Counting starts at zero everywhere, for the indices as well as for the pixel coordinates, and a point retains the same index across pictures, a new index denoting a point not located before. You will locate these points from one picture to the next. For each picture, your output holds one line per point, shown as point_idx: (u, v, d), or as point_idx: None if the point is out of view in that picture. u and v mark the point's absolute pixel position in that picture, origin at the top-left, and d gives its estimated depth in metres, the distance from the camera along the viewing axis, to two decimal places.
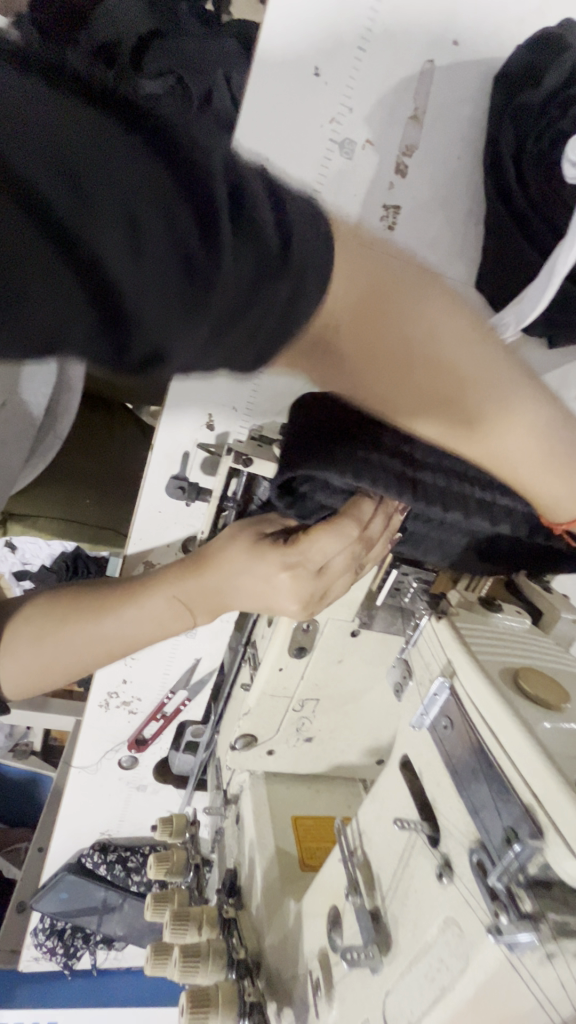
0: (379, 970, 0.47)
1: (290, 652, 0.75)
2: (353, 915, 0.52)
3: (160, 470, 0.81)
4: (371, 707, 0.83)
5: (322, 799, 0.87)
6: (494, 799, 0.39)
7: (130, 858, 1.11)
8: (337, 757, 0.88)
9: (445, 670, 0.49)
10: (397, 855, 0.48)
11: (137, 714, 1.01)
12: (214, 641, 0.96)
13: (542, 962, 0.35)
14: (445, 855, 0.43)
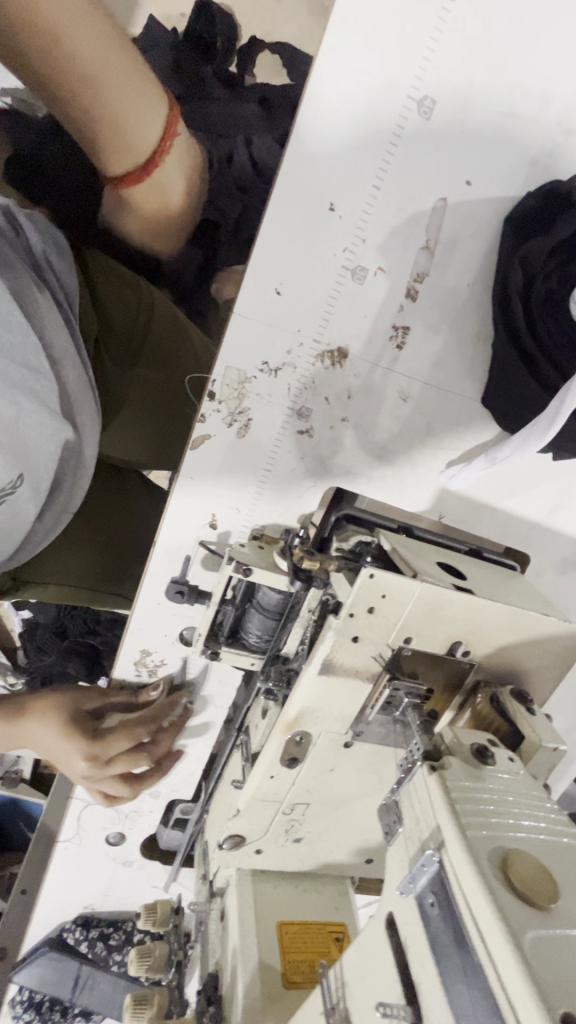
0: None
1: (282, 762, 0.74)
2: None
3: (161, 564, 0.81)
4: (361, 812, 0.82)
5: (308, 899, 0.86)
6: (480, 1012, 0.39)
7: (112, 934, 1.10)
8: (324, 857, 0.87)
9: (435, 840, 0.49)
10: None
11: (127, 794, 0.99)
12: (207, 725, 0.96)
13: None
14: None
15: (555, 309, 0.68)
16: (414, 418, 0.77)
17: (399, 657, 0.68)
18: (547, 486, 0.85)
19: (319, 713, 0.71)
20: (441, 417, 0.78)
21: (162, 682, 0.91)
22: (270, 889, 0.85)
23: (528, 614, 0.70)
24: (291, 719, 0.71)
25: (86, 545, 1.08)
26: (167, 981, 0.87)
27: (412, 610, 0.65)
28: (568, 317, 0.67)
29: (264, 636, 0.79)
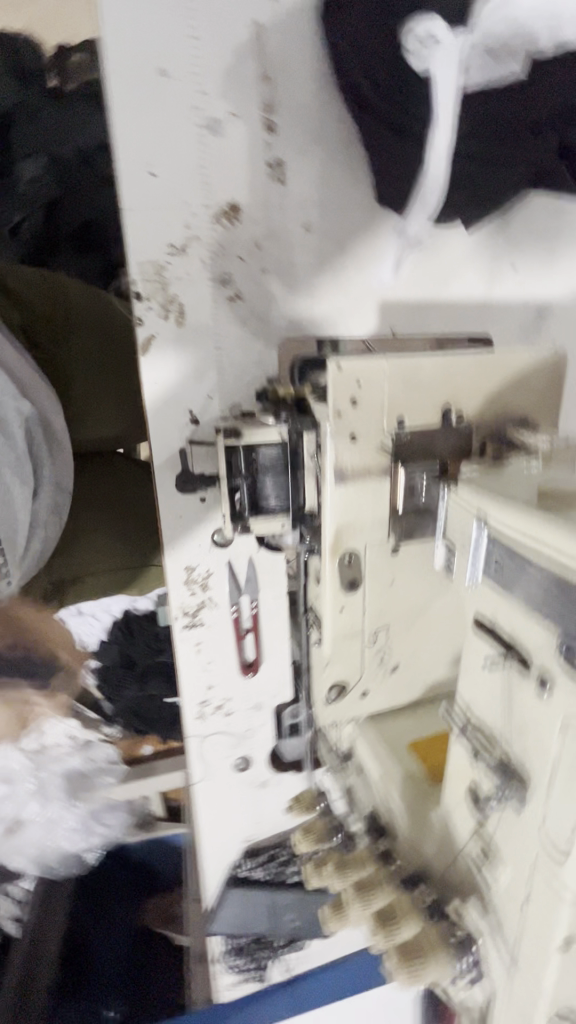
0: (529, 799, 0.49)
1: (344, 590, 0.78)
2: (486, 777, 0.54)
3: (166, 476, 0.86)
4: (439, 616, 0.85)
5: (429, 720, 0.89)
6: (562, 594, 0.42)
7: (280, 852, 1.12)
8: (428, 678, 0.90)
9: (476, 518, 0.52)
10: (505, 702, 0.51)
11: (233, 714, 1.03)
12: (276, 619, 0.99)
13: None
14: (541, 672, 0.46)
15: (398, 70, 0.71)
16: (325, 242, 0.81)
17: (399, 439, 0.72)
18: (476, 260, 0.88)
19: (356, 525, 0.75)
20: (349, 231, 0.81)
21: (217, 592, 0.94)
22: (390, 723, 0.88)
23: (499, 356, 0.73)
24: (333, 540, 0.75)
25: (108, 541, 1.18)
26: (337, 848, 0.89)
27: (390, 386, 0.69)
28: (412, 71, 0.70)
29: (281, 496, 0.83)
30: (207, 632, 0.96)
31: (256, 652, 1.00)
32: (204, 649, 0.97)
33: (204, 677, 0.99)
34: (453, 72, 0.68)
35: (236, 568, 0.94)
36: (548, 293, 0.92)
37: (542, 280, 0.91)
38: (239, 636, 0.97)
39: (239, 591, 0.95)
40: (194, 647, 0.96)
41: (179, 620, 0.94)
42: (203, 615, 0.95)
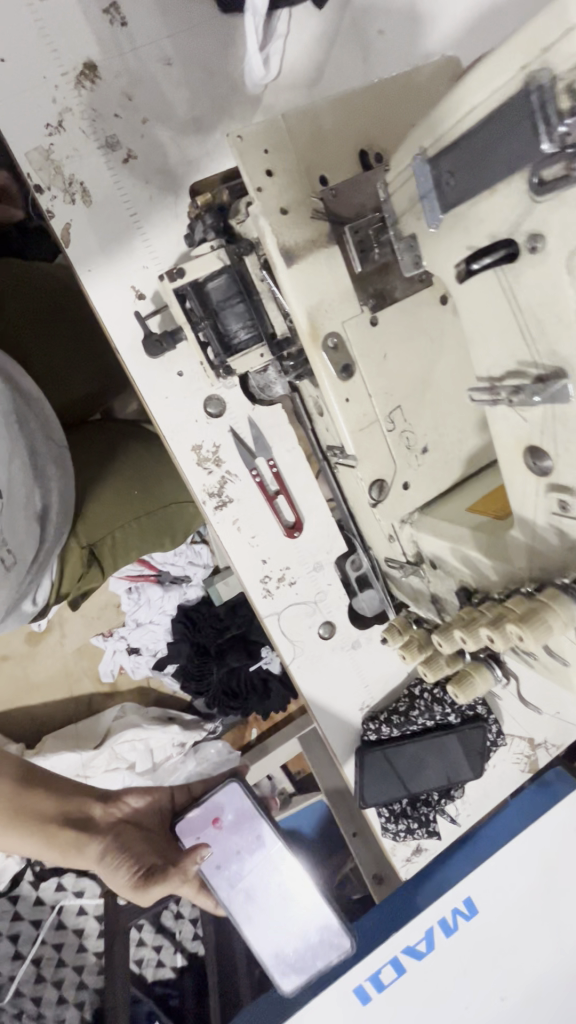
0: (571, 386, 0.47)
1: (340, 376, 0.77)
2: (532, 412, 0.52)
3: (138, 361, 0.86)
4: (446, 379, 0.83)
5: (479, 488, 0.86)
6: (510, 127, 0.40)
7: (399, 704, 1.11)
8: (462, 452, 0.87)
9: (412, 159, 0.51)
10: (514, 316, 0.49)
11: (297, 582, 1.02)
12: (299, 472, 0.98)
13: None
14: (531, 236, 0.43)
15: None
16: (189, 71, 0.80)
17: (329, 196, 0.70)
18: (343, 31, 0.85)
19: (324, 303, 0.73)
20: (208, 50, 0.81)
21: (231, 462, 0.94)
22: (441, 505, 0.86)
23: (393, 81, 0.71)
24: (309, 326, 0.74)
25: (128, 495, 1.31)
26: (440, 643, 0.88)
27: (297, 148, 0.69)
28: None
29: (249, 326, 0.82)
30: (239, 505, 0.96)
31: (293, 511, 0.99)
32: (243, 524, 0.97)
33: (255, 551, 0.99)
34: None
35: (240, 433, 0.94)
36: (430, 38, 0.88)
37: (415, 30, 0.87)
38: (271, 499, 0.97)
39: (252, 455, 0.95)
40: (233, 524, 0.96)
41: (208, 500, 0.94)
42: (228, 490, 0.95)
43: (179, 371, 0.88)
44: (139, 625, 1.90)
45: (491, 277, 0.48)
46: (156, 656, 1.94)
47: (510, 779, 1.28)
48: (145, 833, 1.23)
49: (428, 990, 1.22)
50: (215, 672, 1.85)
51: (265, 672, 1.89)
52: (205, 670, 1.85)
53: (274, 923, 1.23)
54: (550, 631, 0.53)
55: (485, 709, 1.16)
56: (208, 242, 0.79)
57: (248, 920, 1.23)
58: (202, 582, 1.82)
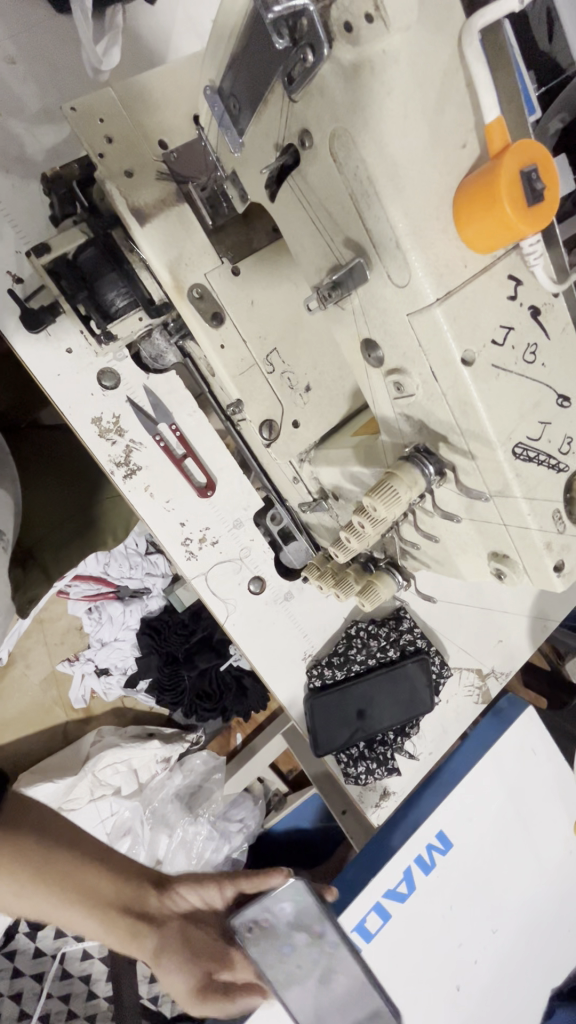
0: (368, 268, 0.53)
1: (212, 324, 0.82)
2: (351, 304, 0.58)
3: (25, 342, 0.90)
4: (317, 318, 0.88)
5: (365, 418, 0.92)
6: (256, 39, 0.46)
7: (340, 648, 1.14)
8: (345, 387, 0.92)
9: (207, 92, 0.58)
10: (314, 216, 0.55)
11: (220, 541, 1.06)
12: (203, 433, 1.02)
13: (344, 40, 0.43)
14: (301, 134, 0.49)
15: None
16: (35, 69, 0.87)
17: (170, 157, 0.77)
18: (177, 24, 0.93)
19: (183, 256, 0.79)
20: (50, 48, 0.87)
21: (134, 431, 0.97)
22: (332, 438, 0.91)
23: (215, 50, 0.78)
24: (172, 279, 0.79)
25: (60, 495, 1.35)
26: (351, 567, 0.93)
27: (134, 117, 0.75)
28: None
29: (125, 291, 0.86)
30: (148, 471, 0.99)
31: (204, 473, 1.03)
32: (156, 489, 1.00)
33: (172, 515, 1.02)
34: None
35: (138, 401, 0.98)
36: None
37: None
38: (179, 462, 1.00)
39: (154, 423, 0.99)
40: (146, 490, 0.99)
41: (117, 470, 0.97)
42: (135, 458, 0.98)
43: (68, 348, 0.92)
44: (105, 644, 1.89)
45: (288, 185, 0.55)
46: (127, 674, 1.92)
47: (466, 712, 1.32)
48: (208, 936, 1.19)
49: (417, 932, 1.23)
50: (187, 676, 1.84)
51: (236, 668, 1.89)
52: (177, 679, 1.84)
53: None
54: (399, 498, 0.58)
55: (425, 642, 1.20)
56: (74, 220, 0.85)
57: None
58: (162, 591, 1.84)
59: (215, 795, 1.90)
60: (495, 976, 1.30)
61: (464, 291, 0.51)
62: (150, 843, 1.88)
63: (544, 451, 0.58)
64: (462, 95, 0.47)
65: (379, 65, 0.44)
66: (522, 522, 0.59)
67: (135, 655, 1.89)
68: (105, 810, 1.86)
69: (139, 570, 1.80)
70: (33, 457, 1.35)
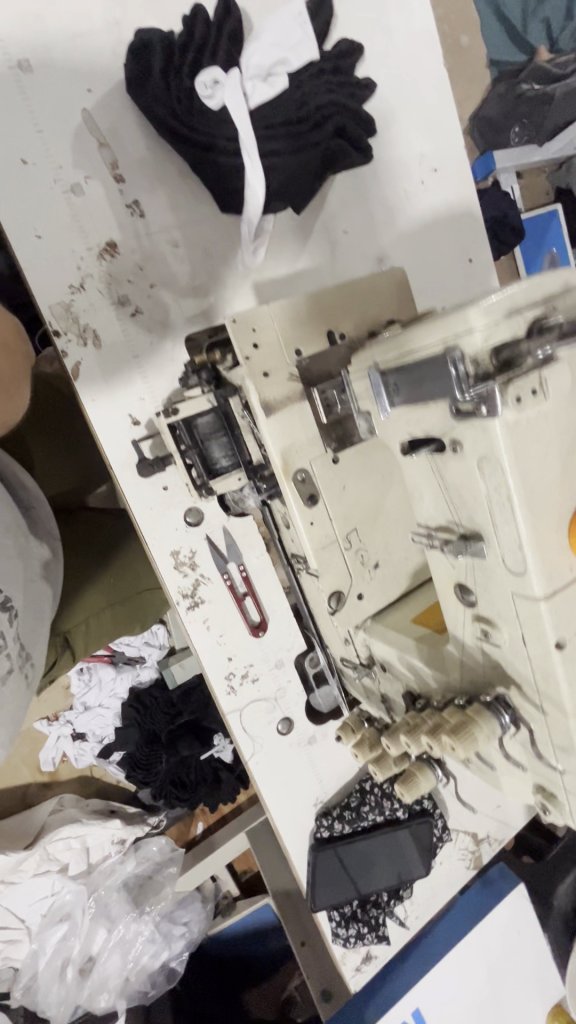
0: (484, 546, 0.61)
1: (307, 504, 0.90)
2: (458, 558, 0.65)
3: (129, 477, 0.98)
4: (394, 506, 0.98)
5: (419, 598, 1.00)
6: (436, 372, 0.56)
7: (351, 799, 1.16)
8: (407, 567, 1.01)
9: (367, 365, 0.68)
10: (444, 490, 0.63)
11: (259, 679, 1.09)
12: (266, 575, 1.09)
13: (514, 406, 0.53)
14: (453, 441, 0.59)
15: (193, 103, 0.91)
16: (192, 252, 1.00)
17: (303, 364, 0.87)
18: (314, 234, 1.09)
19: (296, 444, 0.88)
20: (208, 239, 1.01)
21: (205, 567, 1.04)
22: (390, 613, 0.98)
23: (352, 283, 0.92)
24: (282, 462, 0.88)
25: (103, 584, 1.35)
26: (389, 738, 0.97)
27: (280, 328, 0.87)
28: (202, 102, 0.91)
29: (229, 455, 0.95)
30: (209, 605, 1.04)
31: (259, 613, 1.08)
32: (213, 623, 1.05)
33: (222, 649, 1.06)
34: (238, 101, 0.91)
35: (215, 539, 1.05)
36: (375, 247, 1.16)
37: (366, 239, 1.15)
38: (239, 600, 1.06)
39: (224, 561, 1.05)
40: (203, 623, 1.04)
41: (182, 601, 1.02)
42: (201, 592, 1.04)
43: (164, 486, 1.00)
44: (87, 709, 1.82)
45: (425, 459, 0.64)
46: (102, 744, 1.86)
47: (456, 876, 1.31)
48: None
49: None
50: (164, 762, 1.78)
51: (215, 761, 1.84)
52: (153, 760, 1.78)
53: None
54: (475, 741, 0.64)
55: (431, 803, 1.23)
56: (200, 386, 0.94)
57: None
58: (155, 664, 1.80)
59: (163, 890, 1.74)
60: None
61: (566, 590, 0.59)
62: (86, 936, 1.72)
63: None
64: None
65: (534, 425, 0.54)
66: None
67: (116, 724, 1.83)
68: (44, 890, 1.71)
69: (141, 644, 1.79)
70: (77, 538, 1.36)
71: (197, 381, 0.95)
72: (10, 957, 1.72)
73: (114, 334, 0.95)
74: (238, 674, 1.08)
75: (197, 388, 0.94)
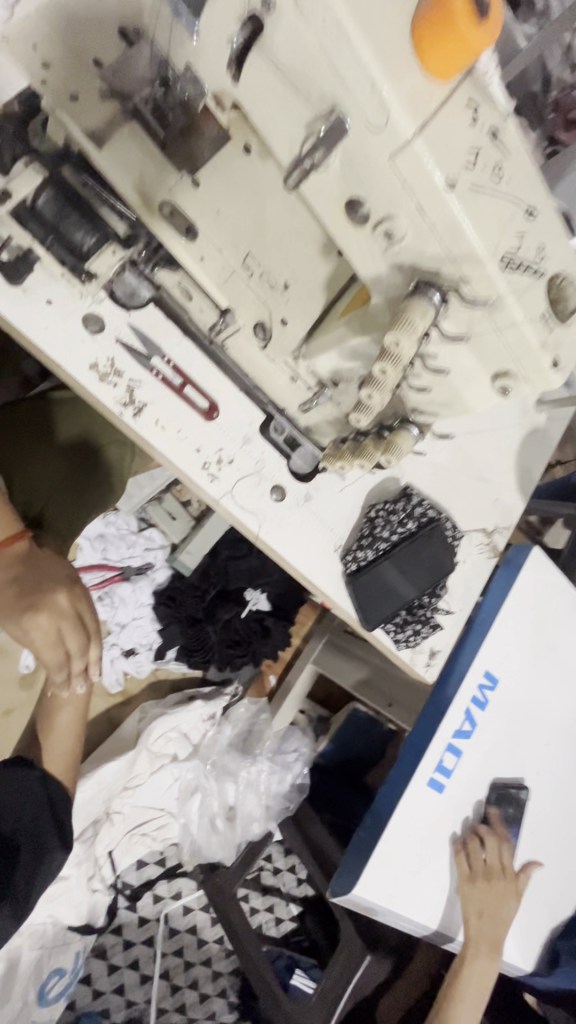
0: (340, 113, 0.58)
1: (189, 238, 0.86)
2: (329, 156, 0.62)
3: (8, 303, 0.92)
4: (277, 207, 0.87)
5: (347, 302, 0.92)
6: None
7: (364, 527, 1.25)
8: (319, 281, 0.92)
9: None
10: (285, 77, 0.58)
11: (235, 460, 1.12)
12: (195, 359, 1.07)
13: None
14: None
15: None
16: None
17: (108, 73, 0.77)
18: None
19: (152, 174, 0.82)
20: None
21: (131, 371, 1.01)
22: (321, 331, 0.96)
23: None
24: (143, 199, 0.83)
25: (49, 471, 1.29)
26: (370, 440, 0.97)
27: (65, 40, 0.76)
28: None
29: (92, 230, 0.88)
30: (154, 405, 1.03)
31: (206, 397, 1.08)
32: (166, 423, 1.04)
33: (186, 443, 1.07)
34: None
35: (127, 340, 1.01)
36: None
37: None
38: (179, 391, 1.05)
39: (147, 357, 1.02)
40: (157, 425, 1.03)
41: (126, 411, 1.01)
42: (139, 396, 1.02)
43: (49, 300, 0.94)
44: (124, 626, 1.83)
45: (254, 54, 0.59)
46: (153, 649, 1.88)
47: (483, 566, 1.44)
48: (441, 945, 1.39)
49: (485, 759, 1.40)
50: (213, 632, 1.85)
51: (256, 612, 1.91)
52: (202, 635, 1.85)
53: (402, 875, 1.29)
54: (416, 328, 0.66)
55: (434, 510, 1.32)
56: (23, 161, 0.84)
57: (395, 899, 1.28)
58: (166, 562, 1.81)
59: (265, 734, 1.93)
60: (553, 776, 1.51)
61: (436, 119, 0.58)
62: (219, 793, 1.88)
63: (528, 255, 0.66)
64: None
65: None
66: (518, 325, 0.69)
67: (157, 627, 1.86)
68: (167, 779, 1.85)
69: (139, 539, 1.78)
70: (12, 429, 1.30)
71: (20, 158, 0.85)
72: (166, 838, 1.87)
73: None
74: (214, 461, 1.09)
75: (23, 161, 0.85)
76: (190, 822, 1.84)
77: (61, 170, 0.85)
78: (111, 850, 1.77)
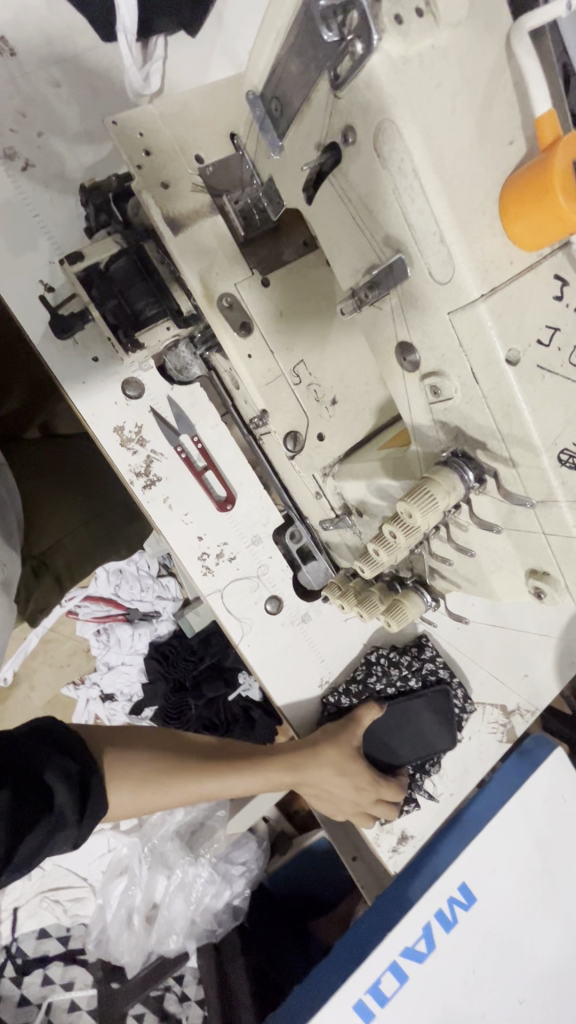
0: (404, 259, 0.50)
1: (240, 332, 0.81)
2: (383, 297, 0.54)
3: (56, 351, 0.91)
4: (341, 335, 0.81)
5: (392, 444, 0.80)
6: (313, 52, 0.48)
7: (358, 670, 1.10)
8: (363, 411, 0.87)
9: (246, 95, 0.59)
10: (354, 208, 0.52)
11: (236, 559, 1.03)
12: (225, 446, 1.01)
13: (395, 31, 0.42)
14: (345, 126, 0.48)
15: None
16: (75, 92, 0.90)
17: (207, 172, 0.79)
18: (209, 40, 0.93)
19: (219, 265, 0.79)
20: (93, 77, 0.91)
21: (155, 444, 0.97)
22: (354, 460, 0.85)
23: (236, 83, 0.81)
24: (205, 286, 0.79)
25: (69, 507, 1.21)
26: (378, 579, 0.84)
27: (171, 142, 0.79)
28: None
29: (154, 303, 0.85)
30: (169, 483, 0.98)
31: (224, 487, 1.01)
32: (177, 503, 0.99)
33: (190, 528, 1.00)
34: None
35: (160, 412, 0.97)
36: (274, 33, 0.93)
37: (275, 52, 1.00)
38: (199, 474, 0.99)
39: (175, 433, 0.98)
40: (165, 503, 0.98)
41: (137, 480, 0.96)
42: (155, 470, 0.97)
43: (94, 356, 0.92)
44: (111, 667, 1.66)
45: (326, 180, 0.53)
46: (132, 702, 1.67)
47: (490, 750, 1.22)
48: None
49: (436, 997, 1.12)
50: (193, 707, 1.57)
51: (246, 699, 1.59)
52: (183, 707, 1.57)
53: None
54: (436, 504, 0.55)
55: (450, 676, 1.14)
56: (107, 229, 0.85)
57: None
58: (172, 615, 1.61)
59: (217, 836, 1.44)
60: None
61: (510, 288, 0.49)
62: (146, 885, 1.46)
63: None
64: (509, 95, 0.46)
65: (426, 59, 0.44)
66: (567, 533, 0.55)
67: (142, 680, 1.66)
68: (101, 846, 1.52)
69: (156, 587, 1.60)
70: (33, 457, 1.24)
71: (105, 225, 0.85)
72: (78, 915, 1.50)
73: (13, 196, 0.88)
74: (212, 553, 1.01)
75: (106, 225, 0.85)
76: (108, 903, 1.46)
77: (135, 241, 0.83)
78: (16, 906, 1.49)
